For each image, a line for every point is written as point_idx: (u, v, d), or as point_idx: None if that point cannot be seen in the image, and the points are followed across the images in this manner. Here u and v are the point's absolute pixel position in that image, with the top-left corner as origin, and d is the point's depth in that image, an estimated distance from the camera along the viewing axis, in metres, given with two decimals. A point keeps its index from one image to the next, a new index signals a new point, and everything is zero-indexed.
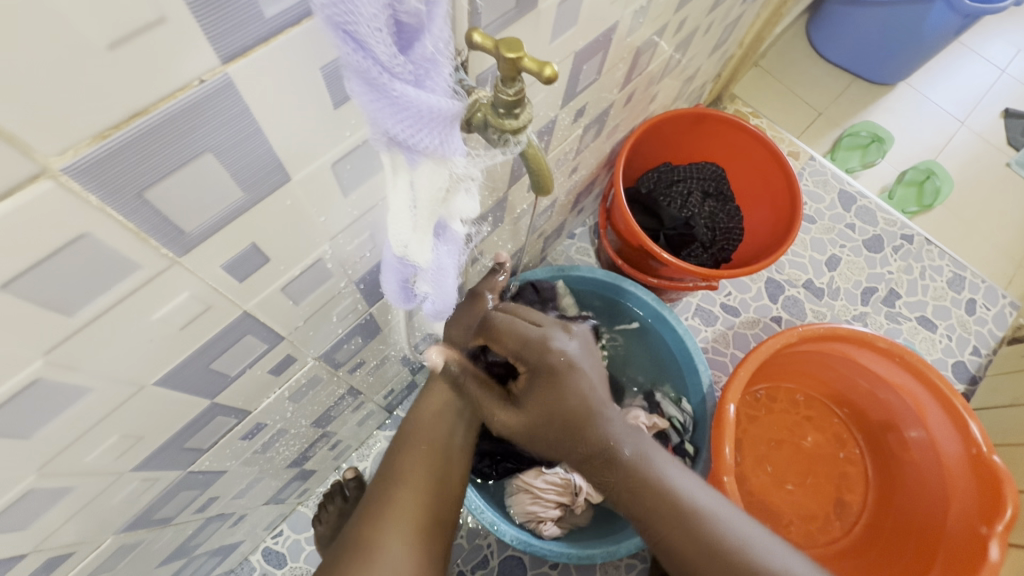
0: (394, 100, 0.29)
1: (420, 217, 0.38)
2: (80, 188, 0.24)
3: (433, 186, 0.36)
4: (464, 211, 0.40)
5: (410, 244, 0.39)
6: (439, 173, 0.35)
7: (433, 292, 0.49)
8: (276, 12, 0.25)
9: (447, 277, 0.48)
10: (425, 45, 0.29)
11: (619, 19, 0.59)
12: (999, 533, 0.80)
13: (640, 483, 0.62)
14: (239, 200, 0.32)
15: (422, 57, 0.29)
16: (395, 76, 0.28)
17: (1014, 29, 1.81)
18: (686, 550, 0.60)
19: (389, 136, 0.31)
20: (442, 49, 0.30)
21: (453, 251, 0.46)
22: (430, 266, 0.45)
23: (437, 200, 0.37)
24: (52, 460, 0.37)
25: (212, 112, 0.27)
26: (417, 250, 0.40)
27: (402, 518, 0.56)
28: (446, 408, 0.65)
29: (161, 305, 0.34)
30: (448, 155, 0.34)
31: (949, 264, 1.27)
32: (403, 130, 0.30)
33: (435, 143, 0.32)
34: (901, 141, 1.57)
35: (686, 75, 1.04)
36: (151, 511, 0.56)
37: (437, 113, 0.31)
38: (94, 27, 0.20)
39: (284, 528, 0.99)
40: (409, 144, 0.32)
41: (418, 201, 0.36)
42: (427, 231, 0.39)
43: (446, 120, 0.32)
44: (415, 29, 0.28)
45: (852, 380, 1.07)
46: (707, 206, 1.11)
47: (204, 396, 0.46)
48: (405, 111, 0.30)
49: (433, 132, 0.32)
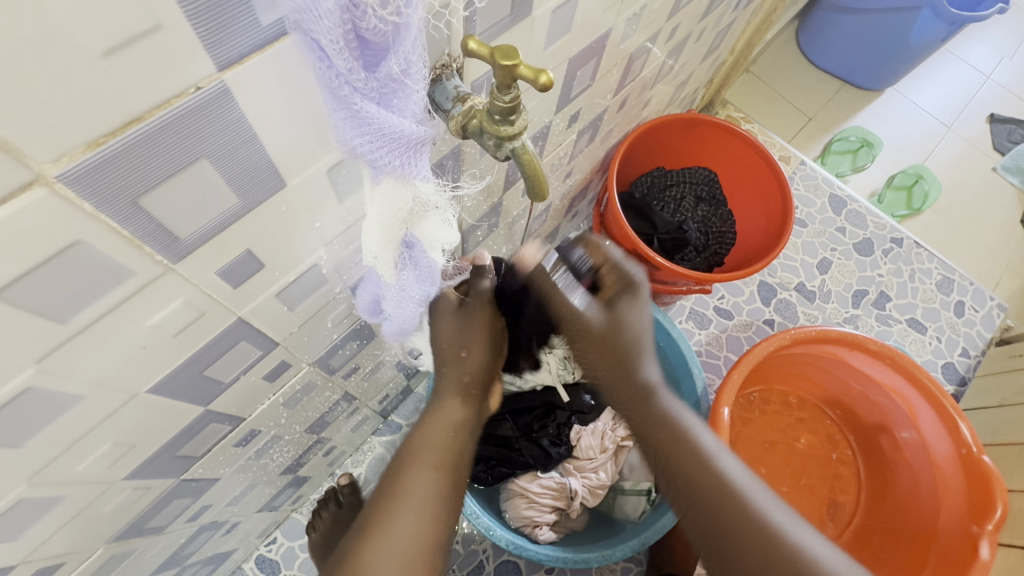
0: (355, 115, 0.29)
1: (384, 235, 0.38)
2: (75, 196, 0.24)
3: (396, 208, 0.36)
4: (441, 239, 0.42)
5: (377, 259, 0.41)
6: (401, 196, 0.35)
7: (395, 312, 0.50)
8: (270, 20, 0.25)
9: (410, 302, 0.48)
10: (390, 65, 0.28)
11: (612, 26, 0.59)
12: (989, 531, 0.81)
13: (694, 478, 0.60)
14: (234, 206, 0.32)
15: (387, 76, 0.29)
16: (357, 90, 0.28)
17: (998, 37, 1.85)
18: (740, 545, 0.56)
19: (353, 151, 0.31)
20: (408, 70, 0.29)
21: (424, 277, 0.47)
22: (395, 284, 0.46)
23: (400, 221, 0.38)
24: (42, 469, 0.37)
25: (207, 119, 0.26)
26: (382, 265, 0.41)
27: (399, 549, 0.49)
28: (460, 428, 0.61)
29: (155, 311, 0.33)
30: (410, 176, 0.34)
31: (938, 267, 1.28)
32: (364, 145, 0.31)
33: (396, 163, 0.33)
34: (890, 146, 1.59)
35: (679, 81, 1.05)
36: (143, 520, 0.55)
37: (401, 135, 0.31)
38: (89, 34, 0.20)
39: (277, 536, 0.99)
40: (371, 160, 0.32)
41: (382, 218, 0.36)
42: (391, 247, 0.40)
43: (410, 143, 0.32)
44: (382, 47, 0.28)
45: (844, 382, 1.08)
46: (700, 211, 1.12)
47: (197, 403, 0.46)
48: (366, 127, 0.30)
49: (395, 152, 0.32)
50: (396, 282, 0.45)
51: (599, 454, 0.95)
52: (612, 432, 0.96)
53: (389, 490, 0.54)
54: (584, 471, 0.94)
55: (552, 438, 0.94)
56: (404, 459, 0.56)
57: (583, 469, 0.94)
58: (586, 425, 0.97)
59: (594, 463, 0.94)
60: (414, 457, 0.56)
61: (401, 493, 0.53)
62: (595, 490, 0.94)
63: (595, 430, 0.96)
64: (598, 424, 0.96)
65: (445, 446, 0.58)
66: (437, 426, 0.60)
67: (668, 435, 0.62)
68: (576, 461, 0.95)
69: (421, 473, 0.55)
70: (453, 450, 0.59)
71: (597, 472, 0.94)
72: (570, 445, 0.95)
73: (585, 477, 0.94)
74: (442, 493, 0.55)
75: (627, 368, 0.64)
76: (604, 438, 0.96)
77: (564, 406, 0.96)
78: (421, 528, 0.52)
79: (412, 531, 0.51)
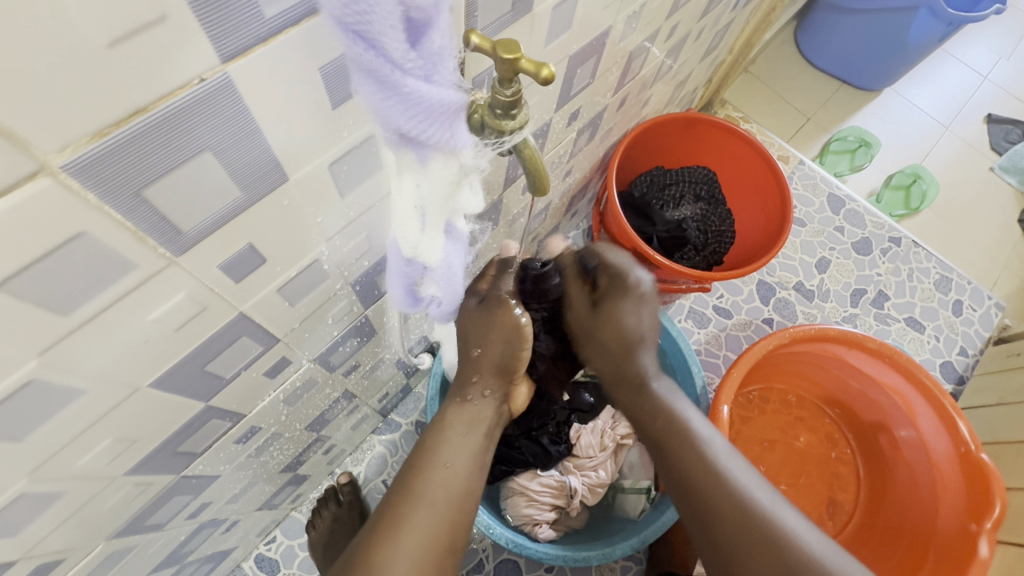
0: (405, 97, 0.30)
1: (428, 215, 0.40)
2: (79, 187, 0.24)
3: (443, 178, 0.37)
4: (468, 207, 0.42)
5: (420, 244, 0.43)
6: (448, 163, 0.36)
7: (440, 292, 0.51)
8: (274, 12, 0.25)
9: (455, 278, 0.49)
10: (433, 40, 0.29)
11: (612, 24, 0.60)
12: (988, 529, 0.81)
13: (682, 455, 0.62)
14: (236, 200, 0.32)
15: (431, 52, 0.29)
16: (406, 72, 0.29)
17: (995, 38, 1.85)
18: (720, 519, 0.58)
19: (400, 130, 0.32)
20: (447, 42, 0.30)
21: (462, 251, 0.48)
22: (441, 266, 0.46)
23: (442, 197, 0.39)
24: (44, 464, 0.37)
25: (211, 110, 0.27)
26: (425, 251, 0.43)
27: (414, 539, 0.51)
28: (473, 424, 0.62)
29: (158, 305, 0.34)
30: (456, 148, 0.35)
31: (936, 266, 1.29)
32: (416, 124, 0.32)
33: (445, 135, 0.33)
34: (888, 146, 1.60)
35: (678, 80, 1.06)
36: (143, 516, 0.55)
37: (447, 107, 0.32)
38: (94, 25, 0.21)
39: (277, 535, 0.98)
40: (419, 138, 0.33)
41: (425, 199, 0.39)
42: (433, 230, 0.42)
43: (455, 113, 0.33)
44: (424, 24, 0.28)
45: (843, 380, 1.08)
46: (699, 210, 1.12)
47: (198, 399, 0.46)
48: (416, 106, 0.30)
49: (442, 125, 0.33)
50: (441, 263, 0.46)
51: (599, 452, 0.95)
52: (612, 430, 0.96)
53: (407, 485, 0.55)
54: (584, 470, 0.94)
55: (552, 437, 0.94)
56: (421, 460, 0.58)
57: (582, 467, 0.94)
58: (586, 423, 0.97)
59: (594, 461, 0.94)
60: (430, 457, 0.58)
61: (416, 492, 0.54)
62: (595, 488, 0.94)
63: (595, 429, 0.96)
64: (598, 422, 0.97)
65: (461, 449, 0.59)
66: (453, 424, 0.61)
67: (659, 415, 0.64)
68: (575, 459, 0.94)
69: (436, 473, 0.56)
70: (467, 449, 0.60)
71: (597, 470, 0.94)
72: (570, 443, 0.95)
73: (586, 475, 0.93)
74: (458, 491, 0.56)
75: (625, 357, 0.65)
76: (604, 437, 0.96)
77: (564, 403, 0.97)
78: (437, 522, 0.53)
79: (429, 524, 0.53)
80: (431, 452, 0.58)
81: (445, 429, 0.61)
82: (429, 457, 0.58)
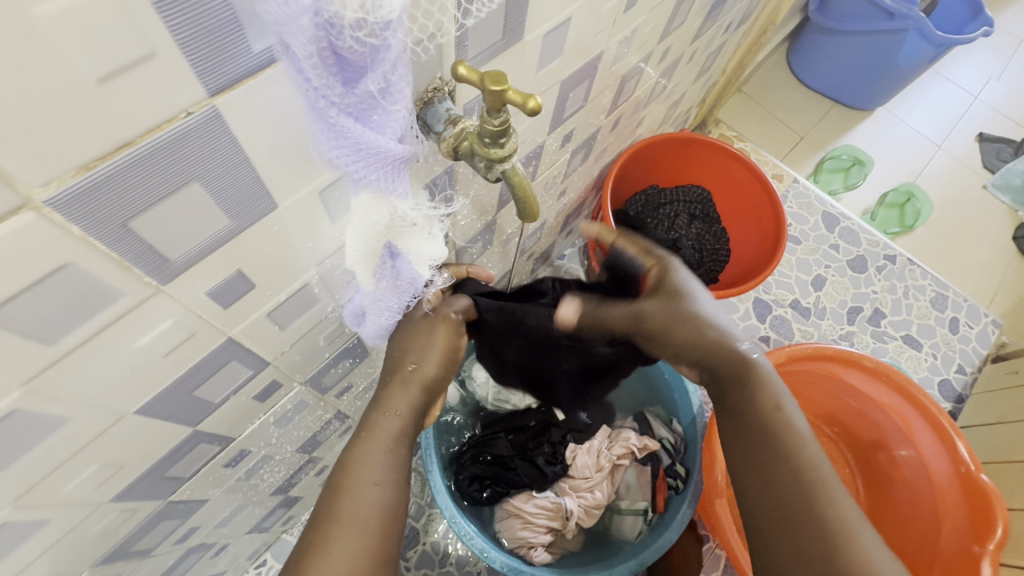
0: (333, 129, 0.29)
1: (366, 240, 0.38)
2: (64, 219, 0.24)
3: (372, 220, 0.36)
4: (426, 254, 0.42)
5: (357, 265, 0.40)
6: (378, 208, 0.36)
7: (377, 318, 0.49)
8: (261, 47, 0.26)
9: (388, 312, 0.48)
10: (368, 83, 0.28)
11: (605, 49, 0.61)
12: (992, 551, 0.80)
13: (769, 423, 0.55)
14: (225, 228, 0.32)
15: (366, 94, 0.29)
16: (335, 105, 0.28)
17: (983, 59, 1.89)
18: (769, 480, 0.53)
19: (331, 163, 0.32)
20: (391, 89, 0.29)
21: (403, 289, 0.47)
22: (374, 291, 0.45)
23: (378, 232, 0.38)
24: (26, 492, 0.36)
25: (199, 142, 0.27)
26: (362, 272, 0.41)
27: (336, 570, 0.44)
28: (402, 440, 0.53)
29: (144, 333, 0.33)
30: (388, 192, 0.35)
31: (932, 283, 1.29)
32: (340, 156, 0.31)
33: (373, 175, 0.33)
34: (881, 164, 1.62)
35: (672, 100, 1.07)
36: (129, 543, 0.54)
37: (378, 150, 0.31)
38: (82, 62, 0.21)
39: (268, 558, 0.97)
40: (348, 172, 0.32)
41: (360, 226, 0.37)
42: (371, 255, 0.40)
43: (390, 158, 0.32)
44: (359, 66, 0.28)
45: (840, 399, 1.06)
46: (694, 229, 1.11)
47: (186, 424, 0.45)
48: (342, 139, 0.30)
49: (373, 165, 0.32)
50: (373, 291, 0.45)
51: (595, 473, 0.93)
52: (608, 450, 0.95)
53: (328, 508, 0.48)
54: (580, 491, 0.92)
55: (547, 457, 0.92)
56: (341, 480, 0.49)
57: (578, 489, 0.92)
58: (581, 443, 0.95)
59: (589, 482, 0.92)
60: (353, 478, 0.49)
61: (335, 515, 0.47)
62: (592, 509, 0.92)
63: (590, 448, 0.94)
64: (594, 442, 0.95)
65: (384, 462, 0.51)
66: (377, 436, 0.52)
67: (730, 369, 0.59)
68: (571, 481, 0.93)
69: (361, 493, 0.48)
70: (401, 464, 0.52)
71: (594, 491, 0.92)
72: (566, 464, 0.93)
73: (581, 496, 0.92)
74: (389, 513, 0.49)
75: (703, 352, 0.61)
76: (599, 457, 0.94)
77: (560, 424, 0.94)
78: (362, 548, 0.46)
79: (351, 552, 0.46)
80: (352, 473, 0.50)
81: (368, 440, 0.52)
82: (352, 478, 0.49)
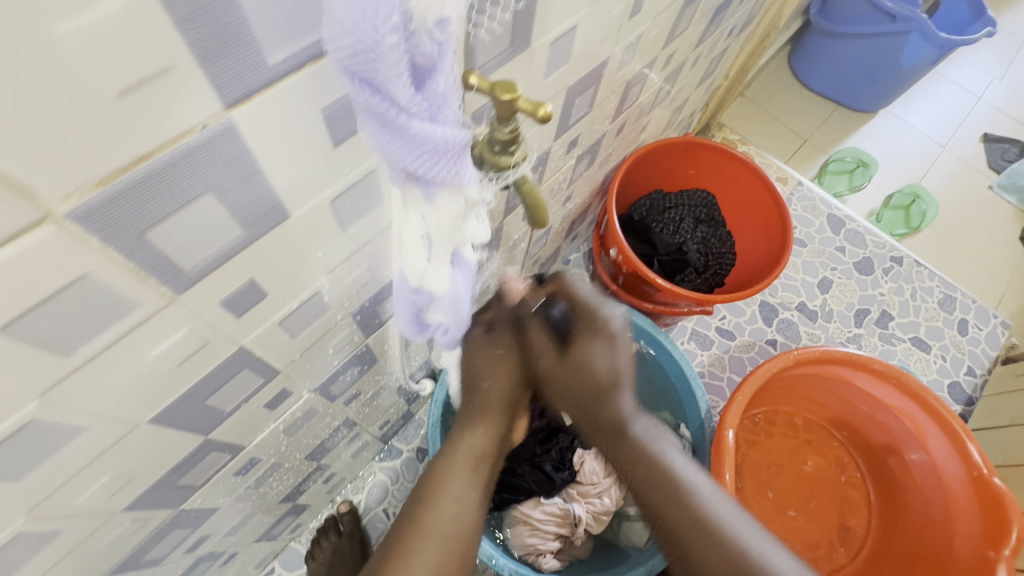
0: (410, 138, 0.28)
1: (435, 246, 0.38)
2: (83, 232, 0.25)
3: (451, 215, 0.36)
4: (475, 237, 0.41)
5: (426, 274, 0.40)
6: (455, 202, 0.35)
7: (447, 319, 0.49)
8: (278, 59, 0.26)
9: (461, 305, 0.47)
10: (438, 82, 0.28)
11: (610, 55, 0.61)
12: (1007, 557, 0.79)
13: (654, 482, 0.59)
14: (238, 237, 0.32)
15: (436, 94, 0.28)
16: (412, 115, 0.28)
17: (986, 60, 1.89)
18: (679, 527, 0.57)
19: (404, 171, 0.31)
20: (452, 86, 0.29)
21: (467, 280, 0.45)
22: (446, 295, 0.44)
23: (452, 227, 0.37)
24: (41, 503, 0.36)
25: (213, 154, 0.27)
26: (433, 279, 0.41)
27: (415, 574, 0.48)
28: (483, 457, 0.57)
29: (158, 342, 0.34)
30: (460, 183, 0.34)
31: (939, 285, 1.28)
32: (419, 165, 0.30)
33: (449, 173, 0.32)
34: (886, 165, 1.61)
35: (676, 105, 1.07)
36: (140, 552, 0.54)
37: (450, 147, 0.31)
38: (103, 78, 0.21)
39: (275, 566, 0.96)
40: (424, 178, 0.32)
41: (432, 235, 0.37)
42: (443, 260, 0.39)
43: (459, 152, 0.32)
44: (428, 68, 0.27)
45: (849, 402, 1.06)
46: (699, 232, 1.13)
47: (198, 432, 0.45)
48: (420, 147, 0.29)
49: (446, 165, 0.32)
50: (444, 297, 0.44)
51: (603, 479, 0.93)
52: None
53: None
54: (589, 497, 0.92)
55: (555, 463, 0.94)
56: (427, 491, 0.53)
57: (586, 495, 0.92)
58: (590, 449, 0.96)
59: (598, 488, 0.92)
60: (439, 489, 0.53)
61: (421, 526, 0.51)
62: (601, 515, 0.92)
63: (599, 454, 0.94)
64: None
65: (468, 476, 0.55)
66: (463, 452, 0.56)
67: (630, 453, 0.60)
68: (578, 487, 0.93)
69: (444, 508, 0.52)
70: (478, 480, 0.56)
71: (602, 497, 0.92)
72: (573, 470, 0.94)
73: (589, 503, 0.91)
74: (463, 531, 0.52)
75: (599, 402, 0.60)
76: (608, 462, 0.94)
77: (567, 429, 0.97)
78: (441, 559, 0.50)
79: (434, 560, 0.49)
80: (438, 484, 0.54)
81: (451, 457, 0.56)
82: (438, 489, 0.53)
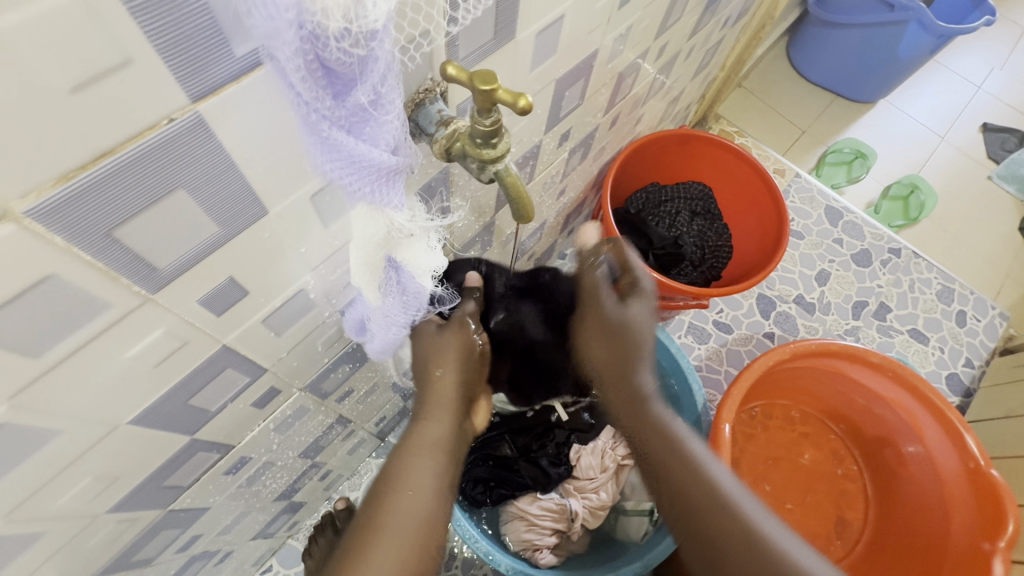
0: (326, 141, 0.29)
1: (363, 256, 0.39)
2: (46, 231, 0.24)
3: (369, 233, 0.36)
4: (423, 264, 0.41)
5: (358, 282, 0.41)
6: (375, 221, 0.35)
7: (385, 334, 0.50)
8: (244, 50, 0.25)
9: (396, 326, 0.48)
10: (358, 95, 0.28)
11: (600, 46, 0.60)
12: (1003, 548, 0.79)
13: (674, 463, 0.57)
14: (214, 235, 0.32)
15: (356, 105, 0.28)
16: (326, 118, 0.28)
17: (986, 49, 1.87)
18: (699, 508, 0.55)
19: (327, 176, 0.32)
20: (382, 99, 0.29)
21: (409, 302, 0.46)
22: (382, 309, 0.45)
23: (379, 245, 0.38)
24: (19, 507, 0.36)
25: (181, 149, 0.26)
26: (365, 288, 0.42)
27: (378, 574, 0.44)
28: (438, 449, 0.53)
29: (133, 344, 0.33)
30: (382, 205, 0.34)
31: (937, 276, 1.28)
32: (336, 171, 0.31)
33: (369, 191, 0.33)
34: (885, 156, 1.60)
35: (671, 96, 1.06)
36: (130, 552, 0.53)
37: (372, 165, 0.31)
38: (55, 71, 0.20)
39: (272, 564, 0.96)
40: (345, 187, 0.32)
41: (358, 241, 0.37)
42: (371, 272, 0.40)
43: (386, 173, 0.32)
44: (347, 77, 0.27)
45: (847, 395, 1.05)
46: (696, 225, 1.11)
47: (182, 432, 0.45)
48: (336, 153, 0.30)
49: (367, 180, 0.32)
50: (381, 307, 0.45)
51: (599, 474, 0.93)
52: (613, 450, 0.94)
53: None
54: (585, 492, 0.92)
55: (551, 458, 0.93)
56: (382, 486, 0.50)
57: (583, 490, 0.92)
58: (586, 443, 0.95)
59: (594, 483, 0.92)
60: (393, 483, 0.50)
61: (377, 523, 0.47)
62: (597, 510, 0.92)
63: (594, 449, 0.94)
64: (598, 442, 0.94)
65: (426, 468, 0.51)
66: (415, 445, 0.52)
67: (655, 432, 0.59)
68: (576, 482, 0.92)
69: (400, 500, 0.48)
70: (436, 473, 0.52)
71: (599, 492, 0.92)
72: (570, 465, 0.93)
73: (585, 498, 0.91)
74: (426, 525, 0.48)
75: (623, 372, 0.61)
76: (604, 457, 0.94)
77: (563, 424, 0.95)
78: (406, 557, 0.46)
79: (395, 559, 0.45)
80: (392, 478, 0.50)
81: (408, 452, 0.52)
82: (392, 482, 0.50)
